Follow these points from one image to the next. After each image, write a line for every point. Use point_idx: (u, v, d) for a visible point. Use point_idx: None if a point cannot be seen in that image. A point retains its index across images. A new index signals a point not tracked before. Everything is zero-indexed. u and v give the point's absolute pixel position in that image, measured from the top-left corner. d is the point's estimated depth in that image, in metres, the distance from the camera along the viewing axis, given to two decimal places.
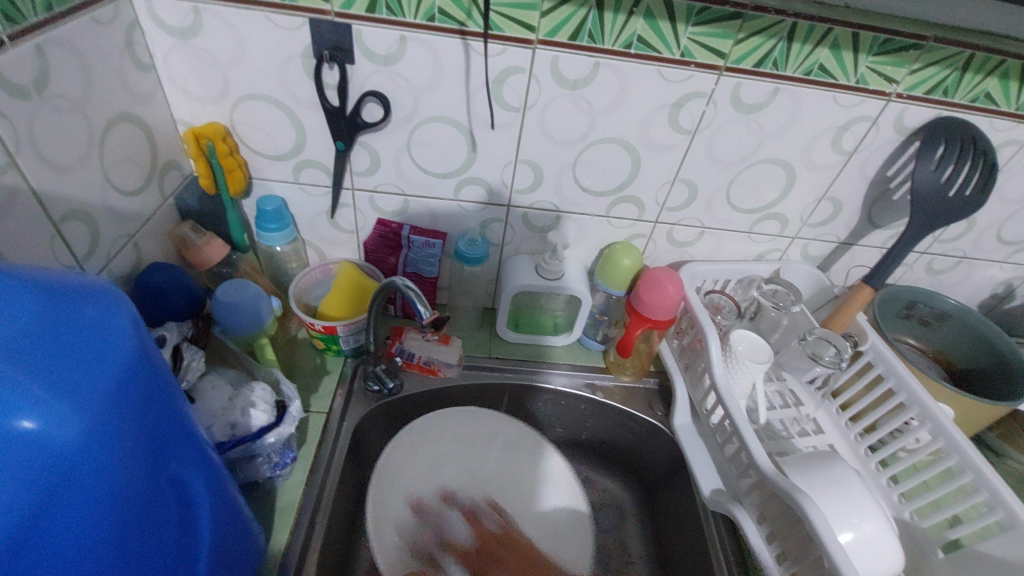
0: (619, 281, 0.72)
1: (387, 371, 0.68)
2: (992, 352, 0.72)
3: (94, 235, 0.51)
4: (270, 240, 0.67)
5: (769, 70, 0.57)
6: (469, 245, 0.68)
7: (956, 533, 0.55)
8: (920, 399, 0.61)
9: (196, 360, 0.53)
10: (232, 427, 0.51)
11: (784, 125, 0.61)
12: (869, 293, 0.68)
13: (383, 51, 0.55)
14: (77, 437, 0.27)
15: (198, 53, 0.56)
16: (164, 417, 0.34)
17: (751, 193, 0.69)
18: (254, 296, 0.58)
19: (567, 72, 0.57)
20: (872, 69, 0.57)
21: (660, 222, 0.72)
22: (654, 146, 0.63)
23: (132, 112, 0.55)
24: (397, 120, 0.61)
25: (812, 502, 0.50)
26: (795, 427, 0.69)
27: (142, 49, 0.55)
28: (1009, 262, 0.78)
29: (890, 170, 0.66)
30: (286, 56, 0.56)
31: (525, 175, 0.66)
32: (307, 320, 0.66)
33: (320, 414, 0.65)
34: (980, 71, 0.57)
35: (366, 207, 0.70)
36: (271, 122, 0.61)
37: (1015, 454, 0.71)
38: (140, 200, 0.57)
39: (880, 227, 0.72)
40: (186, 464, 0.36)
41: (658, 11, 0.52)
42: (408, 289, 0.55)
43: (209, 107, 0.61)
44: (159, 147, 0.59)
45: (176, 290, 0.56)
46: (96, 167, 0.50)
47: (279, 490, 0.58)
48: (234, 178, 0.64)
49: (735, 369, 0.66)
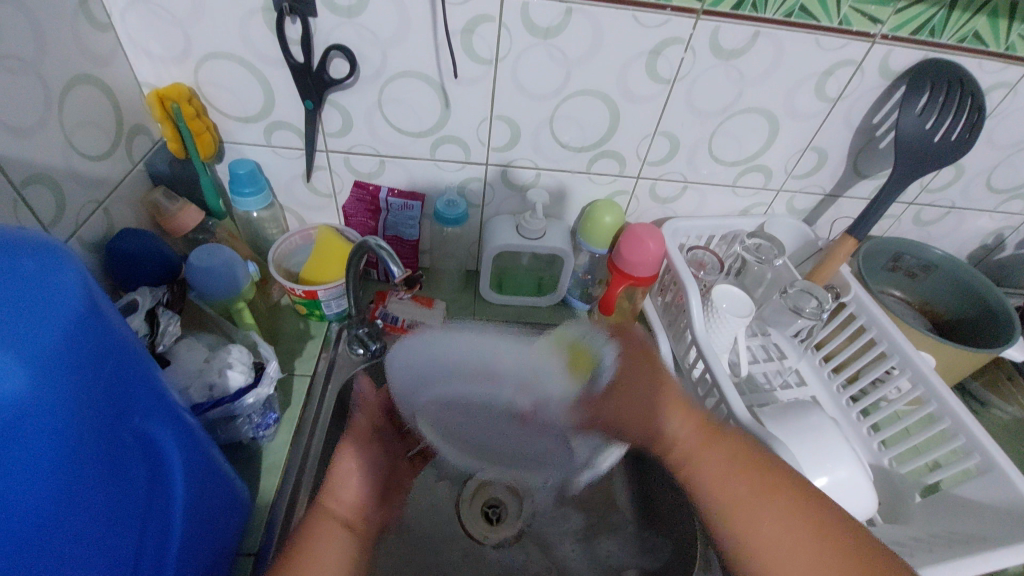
0: (601, 239, 0.71)
1: (369, 334, 0.66)
2: (977, 300, 0.71)
3: (60, 201, 0.50)
4: (245, 205, 0.66)
5: (748, 13, 0.54)
6: (448, 205, 0.67)
7: (934, 477, 0.56)
8: (902, 349, 0.61)
9: (172, 324, 0.53)
10: (210, 388, 0.51)
11: (766, 71, 0.59)
12: (853, 244, 0.68)
13: (346, 2, 0.53)
14: (30, 389, 0.27)
15: (156, 10, 0.54)
16: (122, 373, 0.33)
17: (734, 145, 0.67)
18: (229, 260, 0.58)
19: (538, 21, 0.55)
20: (856, 8, 0.55)
21: (641, 178, 0.71)
22: (633, 96, 0.62)
23: (91, 74, 0.53)
24: (367, 76, 0.59)
25: (786, 449, 0.51)
26: (778, 379, 0.69)
27: (97, 8, 0.53)
28: (998, 212, 0.77)
29: (875, 118, 0.65)
30: (247, 11, 0.54)
31: (502, 131, 0.65)
32: (287, 285, 0.65)
33: (304, 376, 0.66)
34: (968, 8, 0.55)
35: (342, 169, 0.69)
36: (238, 82, 0.60)
37: (997, 401, 0.72)
38: (107, 165, 0.56)
39: (865, 177, 0.71)
40: (150, 419, 0.36)
41: None
42: (380, 248, 0.55)
43: (172, 67, 0.59)
44: (124, 111, 0.58)
45: (148, 256, 0.55)
46: (57, 132, 0.49)
47: (264, 451, 0.59)
48: (204, 142, 0.62)
49: (717, 324, 0.65)
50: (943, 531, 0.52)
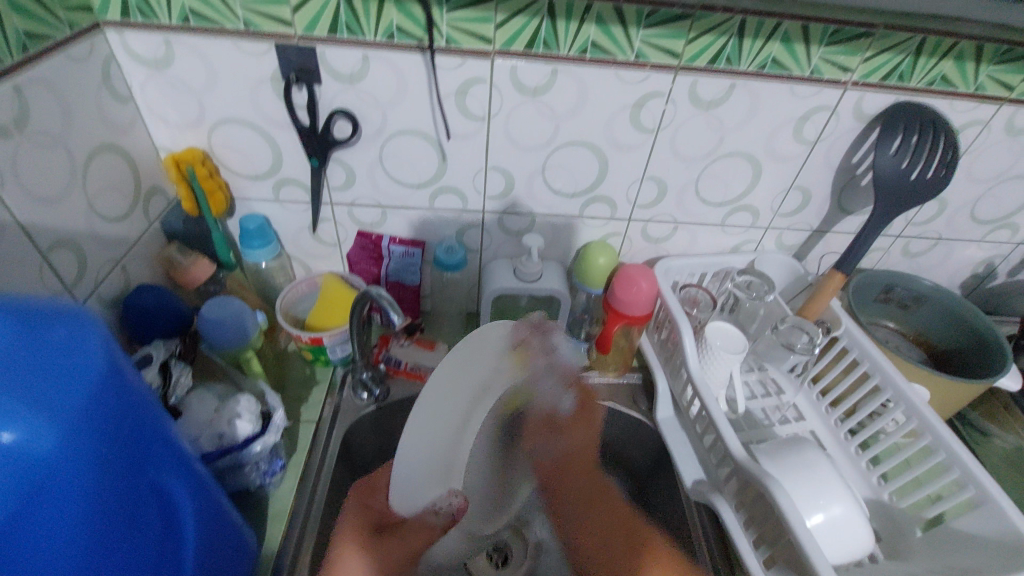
0: (596, 280, 0.73)
1: (373, 378, 0.70)
2: (969, 330, 0.72)
3: (82, 262, 0.54)
4: (255, 256, 0.69)
5: (723, 67, 0.58)
6: (447, 251, 0.70)
7: (932, 511, 0.56)
8: (895, 382, 0.62)
9: (185, 374, 0.56)
10: (219, 438, 0.53)
11: (745, 118, 0.63)
12: (841, 278, 0.69)
13: (348, 70, 0.57)
14: (50, 447, 0.29)
15: (173, 82, 0.59)
16: (139, 429, 0.35)
17: (720, 187, 0.70)
18: (238, 311, 0.60)
19: (526, 80, 0.58)
20: (826, 59, 0.58)
21: (633, 220, 0.73)
22: (619, 145, 0.65)
23: (113, 142, 0.57)
24: (368, 135, 0.63)
25: (781, 486, 0.51)
26: (777, 415, 0.70)
27: (120, 82, 0.58)
28: (986, 242, 0.79)
29: (855, 157, 0.67)
30: (257, 80, 0.58)
31: (497, 181, 0.68)
32: (293, 332, 0.67)
33: (309, 423, 0.68)
34: (934, 54, 0.58)
35: (346, 220, 0.72)
36: (248, 144, 0.64)
37: (998, 431, 0.72)
38: (126, 226, 0.60)
39: (850, 213, 0.73)
40: (167, 472, 0.38)
41: (608, 16, 0.54)
42: (380, 298, 0.58)
43: (188, 133, 0.63)
44: (142, 174, 0.62)
45: (162, 310, 0.58)
46: (80, 198, 0.53)
47: (271, 497, 0.60)
48: (216, 200, 0.66)
49: (711, 362, 0.66)
50: (944, 567, 0.52)
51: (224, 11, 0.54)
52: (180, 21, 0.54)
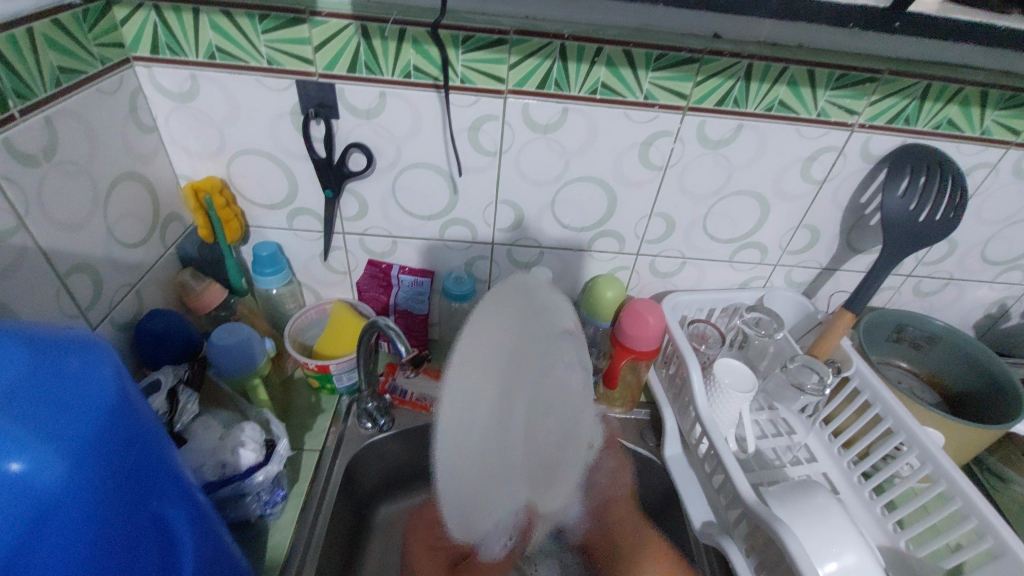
0: (604, 313, 0.73)
1: (378, 409, 0.69)
2: (983, 372, 0.71)
3: (97, 287, 0.55)
4: (267, 283, 0.70)
5: (730, 108, 0.59)
6: (455, 282, 0.72)
7: (952, 561, 0.54)
8: (907, 425, 0.61)
9: (191, 403, 0.56)
10: (222, 467, 0.53)
11: (752, 157, 0.63)
12: (851, 317, 0.69)
13: (365, 106, 0.59)
14: (57, 477, 0.29)
15: (196, 114, 0.61)
16: (145, 458, 0.36)
17: (728, 223, 0.70)
18: (247, 338, 0.61)
19: (538, 118, 0.60)
20: (832, 102, 0.59)
21: (641, 254, 0.74)
22: (628, 182, 0.66)
23: (135, 170, 0.59)
24: (382, 167, 0.65)
25: (791, 531, 0.50)
26: (787, 455, 0.68)
27: (145, 113, 0.60)
28: (998, 282, 0.78)
29: (863, 197, 0.68)
30: (277, 114, 0.60)
31: (507, 215, 0.69)
32: (301, 359, 0.68)
33: (313, 452, 0.67)
34: (940, 98, 0.59)
35: (357, 249, 0.73)
36: (265, 174, 0.66)
37: (1018, 478, 0.70)
38: (142, 251, 0.61)
39: (859, 251, 0.73)
40: (169, 503, 0.38)
41: (618, 59, 0.56)
42: (388, 328, 0.58)
43: (207, 162, 0.65)
44: (161, 201, 0.64)
45: (173, 335, 0.59)
46: (100, 223, 0.54)
47: (271, 528, 0.59)
48: (231, 228, 0.68)
49: (720, 400, 0.65)
50: None
51: (249, 49, 0.56)
52: (206, 58, 0.57)
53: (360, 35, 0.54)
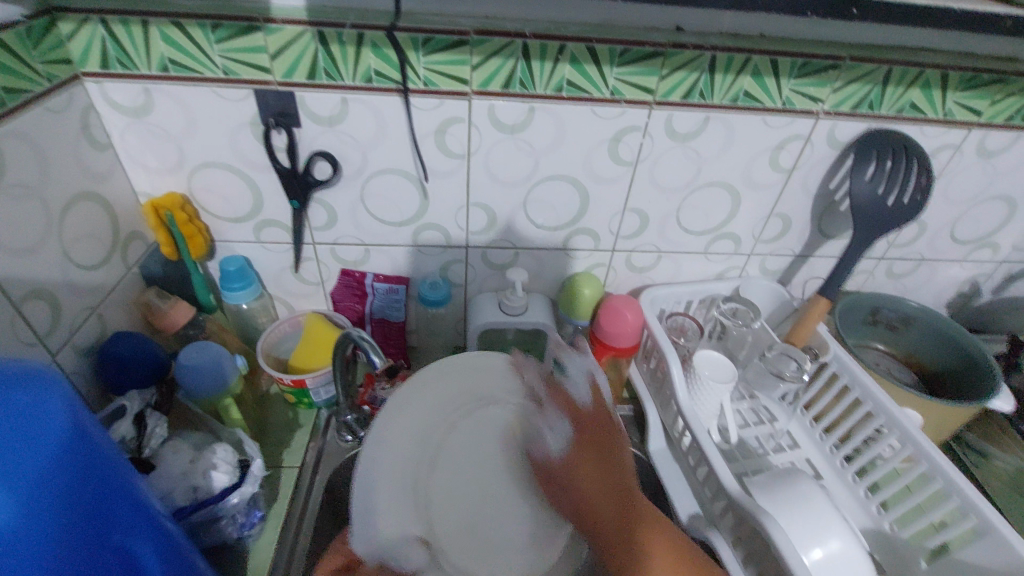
0: (582, 312, 0.73)
1: (358, 420, 0.67)
2: (958, 350, 0.72)
3: (56, 313, 0.53)
4: (236, 298, 0.68)
5: (696, 101, 0.59)
6: (431, 288, 0.70)
7: (936, 540, 0.55)
8: (886, 408, 0.61)
9: (160, 426, 0.54)
10: (194, 491, 0.51)
11: (721, 149, 0.63)
12: (826, 303, 0.69)
13: (327, 113, 0.58)
14: (9, 517, 0.28)
15: (153, 129, 0.59)
16: (103, 492, 0.34)
17: (701, 215, 0.70)
18: (217, 356, 0.59)
19: (504, 118, 0.59)
20: (796, 91, 0.59)
21: (617, 250, 0.73)
22: (599, 179, 0.65)
23: (92, 190, 0.57)
24: (349, 175, 0.63)
25: (776, 522, 0.50)
26: (771, 443, 0.68)
27: (99, 130, 0.58)
28: (968, 261, 0.79)
29: (831, 183, 0.68)
30: (236, 125, 0.59)
31: (479, 217, 0.68)
32: (276, 375, 0.66)
33: (292, 469, 0.65)
34: (902, 83, 0.59)
35: (328, 259, 0.72)
36: (228, 187, 0.64)
37: (996, 453, 0.71)
38: (103, 273, 0.59)
39: (831, 237, 0.74)
40: (133, 533, 0.37)
41: (582, 55, 0.55)
42: (362, 339, 0.57)
43: (166, 178, 0.63)
44: (120, 220, 0.61)
45: (139, 358, 0.57)
46: (56, 247, 0.52)
47: (250, 551, 0.57)
48: (195, 244, 0.66)
49: (701, 392, 0.66)
50: None
51: (204, 60, 0.54)
52: (159, 71, 0.55)
53: (317, 42, 0.53)
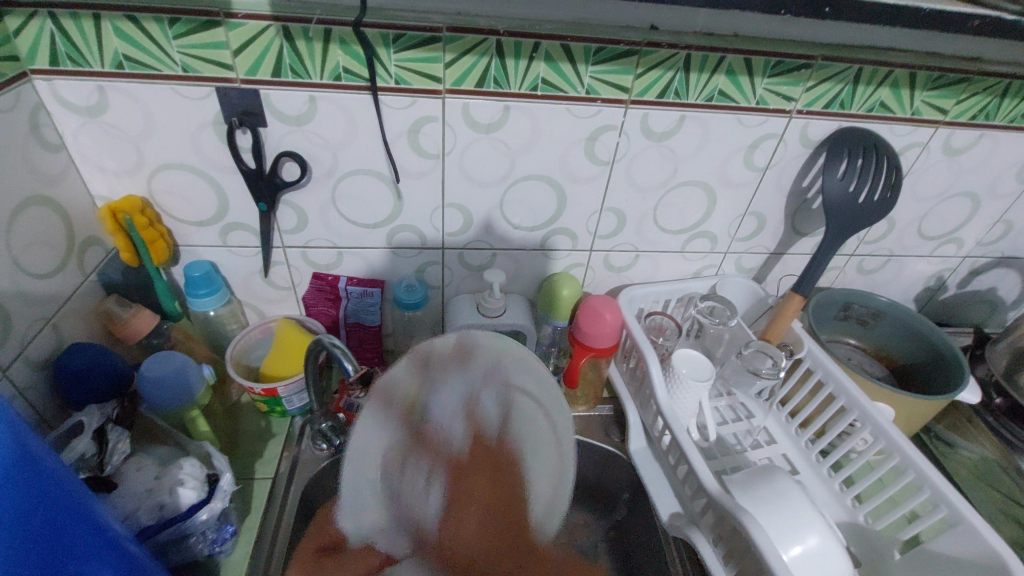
0: (561, 312, 0.72)
1: (333, 429, 0.65)
2: (926, 344, 0.73)
3: (5, 325, 0.49)
4: (203, 305, 0.66)
5: (671, 100, 0.59)
6: (407, 291, 0.69)
7: (908, 533, 0.56)
8: (859, 402, 0.62)
9: (122, 442, 0.52)
10: (160, 508, 0.49)
11: (696, 148, 0.63)
12: (800, 300, 0.69)
13: (294, 112, 0.56)
14: None
15: (108, 129, 0.56)
16: (56, 518, 0.32)
17: (678, 214, 0.70)
18: (182, 366, 0.57)
19: (479, 118, 0.58)
20: (770, 89, 0.59)
21: (595, 250, 0.73)
22: (577, 178, 0.65)
23: (43, 194, 0.54)
24: (319, 176, 0.61)
25: (755, 520, 0.50)
26: (748, 440, 0.69)
27: (49, 130, 0.55)
28: (934, 256, 0.81)
29: (805, 181, 0.69)
30: (198, 125, 0.56)
31: (455, 218, 0.67)
32: (246, 384, 0.64)
33: (265, 480, 0.63)
34: (871, 82, 0.60)
35: (299, 263, 0.70)
36: (192, 189, 0.61)
37: (964, 443, 0.73)
38: (58, 281, 0.56)
39: (805, 234, 0.75)
40: (87, 561, 0.34)
41: (556, 54, 0.54)
42: (335, 347, 0.56)
43: (125, 180, 0.60)
44: (76, 226, 0.58)
45: (99, 371, 0.55)
46: (3, 255, 0.49)
47: (221, 567, 0.55)
48: (158, 249, 0.63)
49: (680, 390, 0.66)
50: None
51: (161, 56, 0.52)
52: (114, 68, 0.52)
53: (282, 37, 0.51)
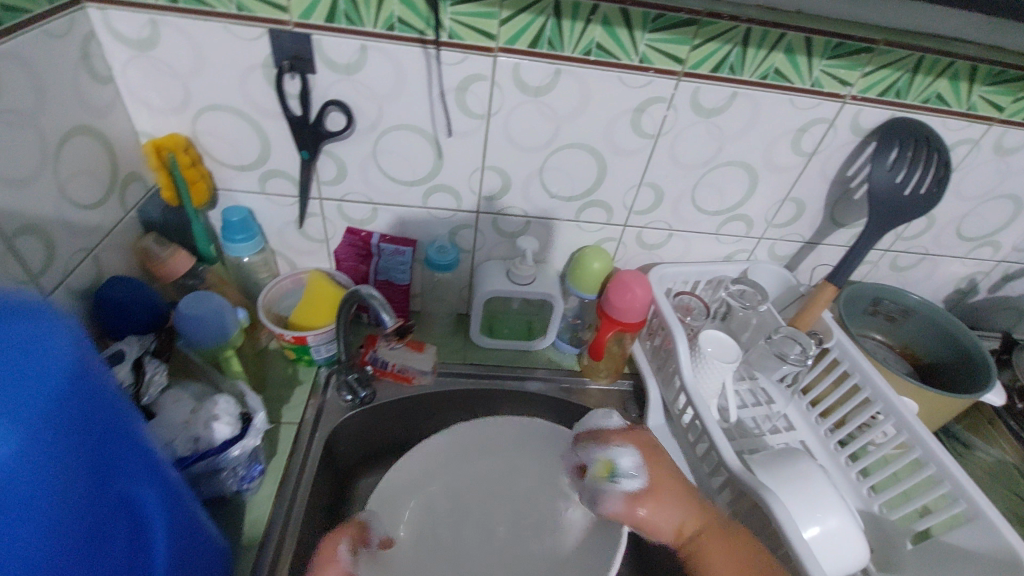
0: (589, 284, 0.72)
1: (359, 380, 0.67)
2: (954, 344, 0.73)
3: (50, 250, 0.50)
4: (237, 250, 0.66)
5: (726, 75, 0.58)
6: (439, 251, 0.69)
7: (922, 525, 0.57)
8: (885, 394, 0.62)
9: (159, 374, 0.53)
10: (195, 442, 0.50)
11: (746, 127, 0.62)
12: (833, 290, 0.69)
13: (345, 60, 0.56)
14: (13, 451, 0.26)
15: (158, 64, 0.56)
16: (109, 434, 0.33)
17: (717, 196, 0.70)
18: (218, 308, 0.57)
19: (528, 79, 0.57)
20: (827, 72, 0.58)
21: (629, 225, 0.73)
22: (619, 150, 0.64)
23: (90, 125, 0.54)
24: (362, 128, 0.61)
25: (777, 498, 0.51)
26: (767, 424, 0.69)
27: (100, 61, 0.55)
28: (970, 258, 0.80)
29: (849, 170, 0.68)
30: (247, 67, 0.56)
31: (494, 181, 0.67)
32: (276, 331, 0.65)
33: (291, 425, 0.64)
34: (930, 72, 0.59)
35: (334, 216, 0.70)
36: (235, 133, 0.61)
37: (981, 445, 0.74)
38: (100, 214, 0.56)
39: (843, 225, 0.74)
40: (137, 480, 0.35)
41: (614, 18, 0.53)
42: (372, 297, 0.56)
43: (170, 118, 0.60)
44: (120, 161, 0.59)
45: (137, 304, 0.55)
46: (51, 182, 0.50)
47: (248, 504, 0.57)
48: (198, 190, 0.63)
49: (702, 370, 0.66)
50: None
51: None
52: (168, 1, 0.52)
53: None
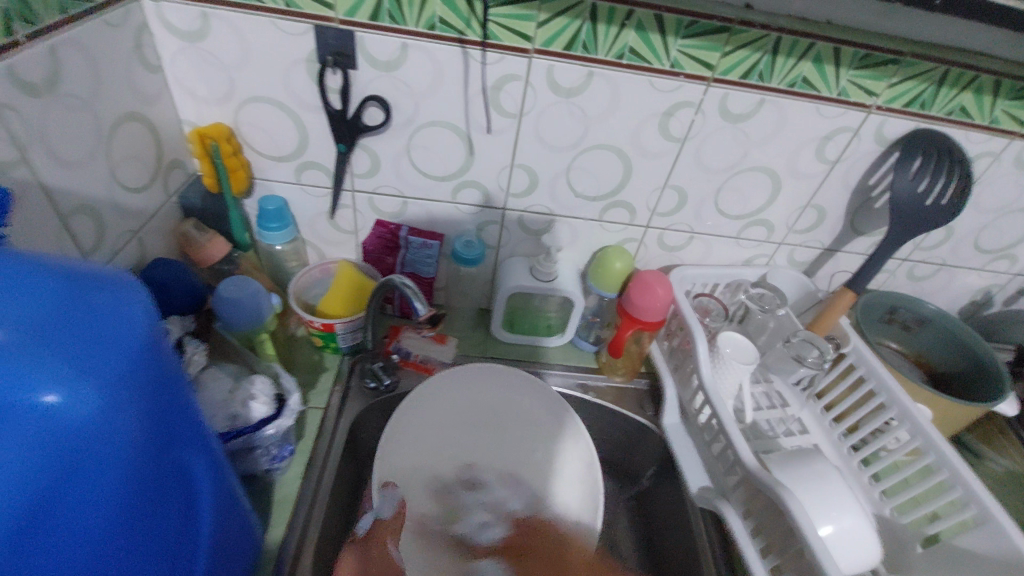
0: (610, 283, 0.74)
1: (384, 368, 0.69)
2: (969, 354, 0.74)
3: (101, 230, 0.52)
4: (271, 238, 0.68)
5: (755, 82, 0.59)
6: (465, 246, 0.70)
7: (933, 528, 0.57)
8: (900, 400, 0.63)
9: (199, 354, 0.54)
10: (232, 419, 0.52)
11: (771, 133, 0.64)
12: (851, 297, 0.71)
13: (385, 57, 0.57)
14: (94, 414, 0.26)
15: (206, 56, 0.58)
16: (177, 406, 0.33)
17: (739, 200, 0.71)
18: (255, 294, 0.59)
19: (561, 81, 0.59)
20: (854, 82, 0.59)
21: (651, 227, 0.74)
22: (646, 153, 0.66)
23: (140, 112, 0.56)
24: (398, 124, 0.63)
25: (792, 495, 0.52)
26: (781, 427, 0.71)
27: (151, 52, 0.57)
28: (987, 270, 0.81)
29: (871, 178, 0.69)
30: (291, 61, 0.58)
31: (521, 178, 0.68)
32: (306, 318, 0.67)
33: (317, 409, 0.66)
34: (955, 85, 0.60)
35: (365, 208, 0.72)
36: (275, 124, 0.63)
37: (993, 455, 0.75)
38: (145, 198, 0.58)
39: (862, 234, 0.75)
40: (194, 453, 0.36)
41: (648, 23, 0.55)
42: (404, 286, 0.57)
43: (213, 108, 0.62)
44: (164, 148, 0.61)
45: (177, 285, 0.57)
46: (103, 164, 0.52)
47: (277, 483, 0.59)
48: (237, 178, 0.66)
49: (722, 369, 0.68)
50: None
51: None
52: None
53: None
